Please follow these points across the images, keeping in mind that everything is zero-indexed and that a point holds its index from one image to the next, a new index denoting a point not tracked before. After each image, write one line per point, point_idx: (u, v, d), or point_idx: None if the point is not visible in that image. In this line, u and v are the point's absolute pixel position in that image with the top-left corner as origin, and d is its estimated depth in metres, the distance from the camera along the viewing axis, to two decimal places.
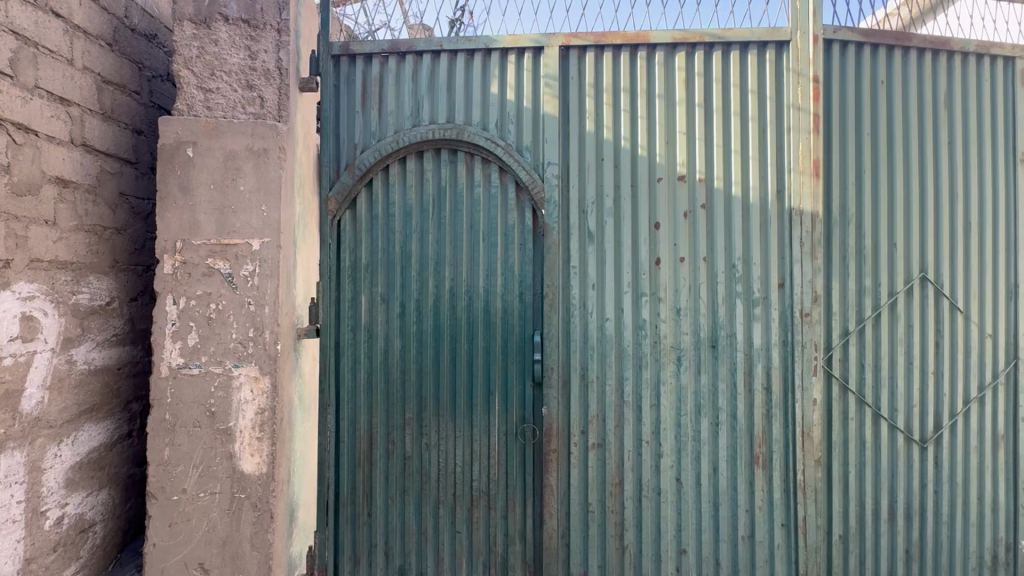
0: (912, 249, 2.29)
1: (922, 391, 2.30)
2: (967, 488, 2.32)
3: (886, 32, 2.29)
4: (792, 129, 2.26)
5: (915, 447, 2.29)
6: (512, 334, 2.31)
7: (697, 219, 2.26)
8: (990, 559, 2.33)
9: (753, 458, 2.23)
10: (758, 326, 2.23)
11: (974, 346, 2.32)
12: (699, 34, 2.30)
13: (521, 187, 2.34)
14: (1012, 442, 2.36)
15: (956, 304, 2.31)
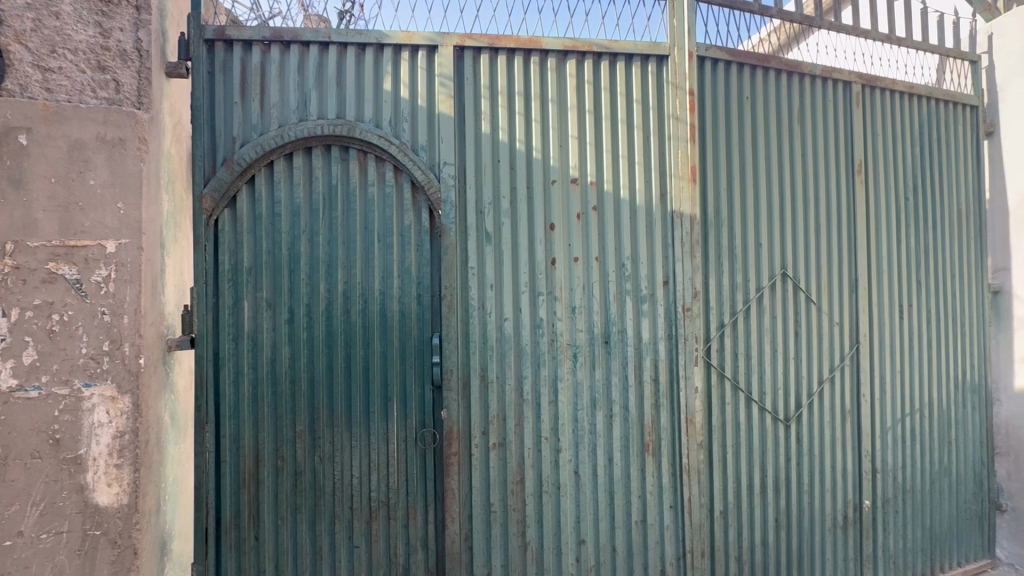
0: (774, 249, 2.56)
1: (784, 375, 2.57)
2: (822, 458, 2.63)
3: (749, 53, 2.54)
4: (672, 137, 2.42)
5: (781, 425, 2.56)
6: (410, 337, 2.25)
7: (589, 221, 2.36)
8: (842, 519, 2.66)
9: (644, 446, 2.35)
10: (646, 322, 2.37)
11: (825, 333, 2.65)
12: (587, 44, 2.40)
13: (417, 187, 2.29)
14: (856, 416, 2.71)
15: (810, 297, 2.61)
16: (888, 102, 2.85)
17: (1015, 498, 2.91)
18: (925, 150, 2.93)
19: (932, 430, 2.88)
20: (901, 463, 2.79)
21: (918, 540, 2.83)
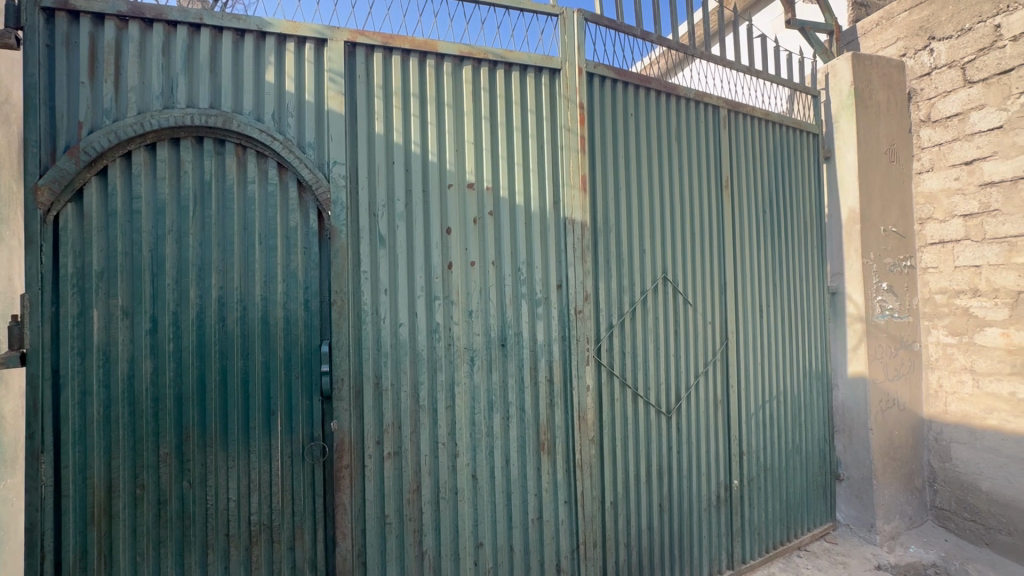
0: (656, 254, 2.78)
1: (665, 370, 2.80)
2: (698, 445, 2.90)
3: (632, 73, 2.75)
4: (564, 147, 2.54)
5: (663, 417, 2.78)
6: (296, 346, 2.11)
7: (485, 225, 2.38)
8: (715, 499, 2.95)
9: (540, 445, 2.43)
10: (541, 324, 2.44)
11: (700, 331, 2.93)
12: (483, 51, 2.43)
13: (304, 186, 2.16)
14: (726, 405, 3.03)
15: (687, 299, 2.88)
16: (748, 126, 3.23)
17: (849, 468, 3.42)
18: (779, 170, 3.36)
19: (786, 414, 3.30)
20: (762, 445, 3.17)
21: (777, 511, 3.22)
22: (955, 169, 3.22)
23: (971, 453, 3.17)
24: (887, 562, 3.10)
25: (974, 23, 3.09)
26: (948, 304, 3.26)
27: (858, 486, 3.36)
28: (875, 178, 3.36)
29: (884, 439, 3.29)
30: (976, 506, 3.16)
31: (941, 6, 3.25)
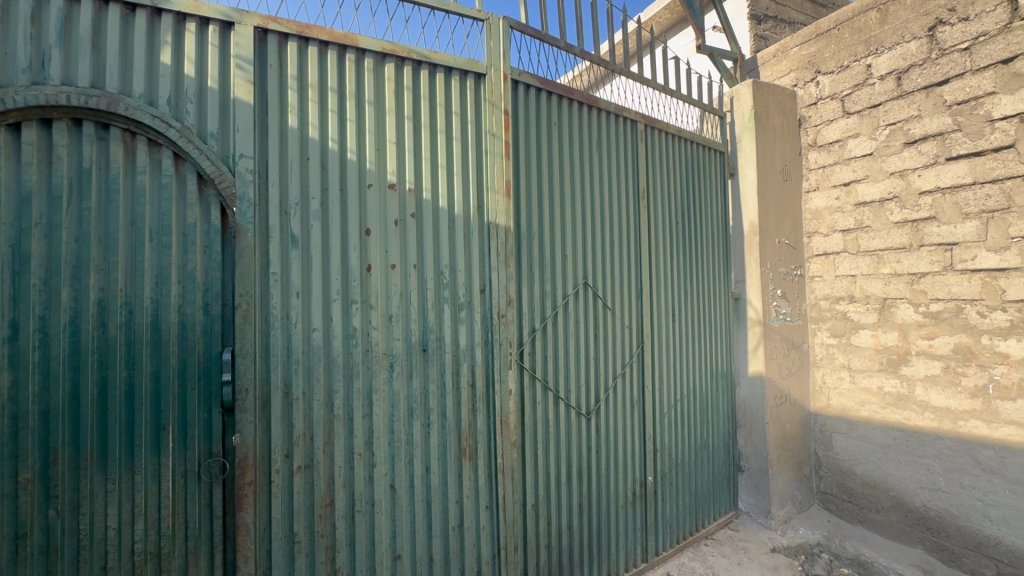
0: (577, 260, 2.87)
1: (586, 373, 2.89)
2: (616, 445, 3.02)
3: (555, 83, 2.82)
4: (488, 152, 2.54)
5: (583, 418, 2.86)
6: (193, 354, 1.93)
7: (407, 228, 2.32)
8: (632, 496, 3.08)
9: (461, 451, 2.40)
10: (464, 329, 2.42)
11: (617, 334, 3.05)
12: (406, 50, 2.38)
13: (204, 179, 1.98)
14: (641, 405, 3.18)
15: (606, 304, 2.99)
16: (663, 142, 3.44)
17: (750, 459, 3.72)
18: (690, 183, 3.60)
19: (696, 412, 3.53)
20: (674, 442, 3.36)
21: (687, 504, 3.42)
22: (836, 188, 3.62)
23: (848, 442, 3.56)
24: (780, 544, 3.39)
25: (851, 61, 3.51)
26: (830, 309, 3.65)
27: (757, 476, 3.66)
28: (771, 194, 3.70)
29: (779, 432, 3.61)
30: (852, 489, 3.55)
31: (825, 44, 3.66)
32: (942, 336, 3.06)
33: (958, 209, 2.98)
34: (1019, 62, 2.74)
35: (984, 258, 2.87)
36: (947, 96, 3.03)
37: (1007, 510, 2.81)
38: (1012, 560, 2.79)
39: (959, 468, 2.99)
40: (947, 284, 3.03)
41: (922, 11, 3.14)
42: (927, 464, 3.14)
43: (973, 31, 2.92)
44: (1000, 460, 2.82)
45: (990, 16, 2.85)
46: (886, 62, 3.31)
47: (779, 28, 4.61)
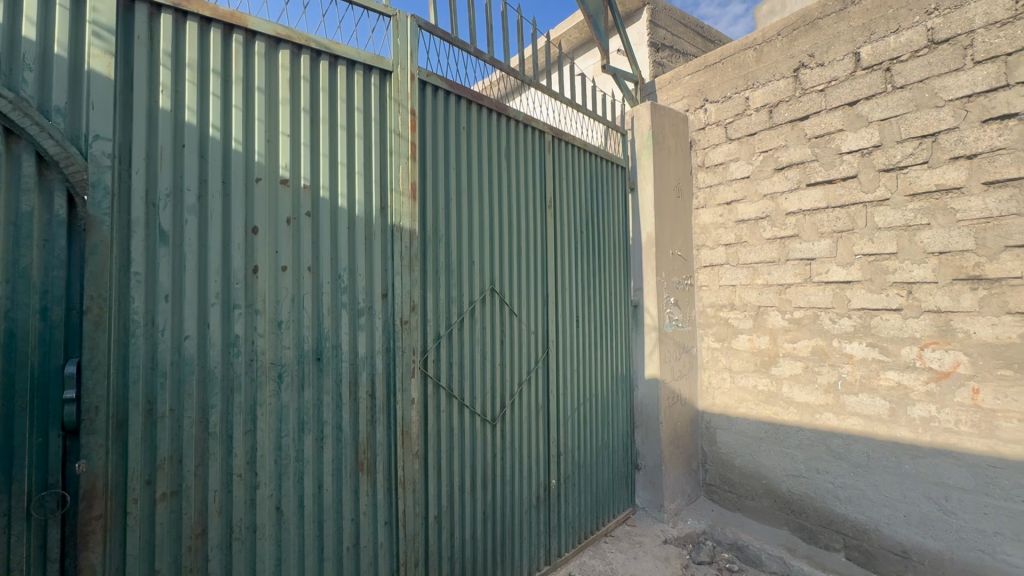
0: (485, 266, 2.86)
1: (491, 380, 2.89)
2: (521, 450, 3.05)
3: (465, 88, 2.81)
4: (394, 152, 2.45)
5: (488, 425, 2.85)
6: (24, 368, 1.61)
7: (301, 227, 2.14)
8: (535, 500, 3.12)
9: (358, 465, 2.27)
10: (363, 336, 2.30)
11: (523, 340, 3.09)
12: (304, 37, 2.20)
13: (45, 161, 1.66)
14: (546, 409, 3.25)
15: (512, 310, 3.02)
16: (570, 153, 3.56)
17: (646, 457, 3.95)
18: (594, 194, 3.76)
19: (597, 414, 3.67)
20: (576, 444, 3.46)
21: (588, 504, 3.54)
22: (720, 206, 3.98)
23: (729, 436, 3.91)
24: (671, 535, 3.65)
25: (733, 93, 3.90)
26: (715, 315, 4.01)
27: (652, 473, 3.89)
28: (666, 209, 3.98)
29: (671, 430, 3.87)
30: (731, 479, 3.90)
31: (712, 75, 4.04)
32: (803, 339, 3.47)
33: (815, 228, 3.41)
34: (861, 105, 3.22)
35: (834, 271, 3.31)
36: (808, 129, 3.47)
37: (851, 490, 3.24)
38: (855, 533, 3.23)
39: (816, 455, 3.41)
40: (807, 294, 3.45)
41: (789, 54, 3.58)
42: (791, 453, 3.53)
43: (827, 75, 3.38)
44: (847, 446, 3.26)
45: (840, 64, 3.31)
46: (761, 96, 3.72)
47: (674, 57, 5.01)
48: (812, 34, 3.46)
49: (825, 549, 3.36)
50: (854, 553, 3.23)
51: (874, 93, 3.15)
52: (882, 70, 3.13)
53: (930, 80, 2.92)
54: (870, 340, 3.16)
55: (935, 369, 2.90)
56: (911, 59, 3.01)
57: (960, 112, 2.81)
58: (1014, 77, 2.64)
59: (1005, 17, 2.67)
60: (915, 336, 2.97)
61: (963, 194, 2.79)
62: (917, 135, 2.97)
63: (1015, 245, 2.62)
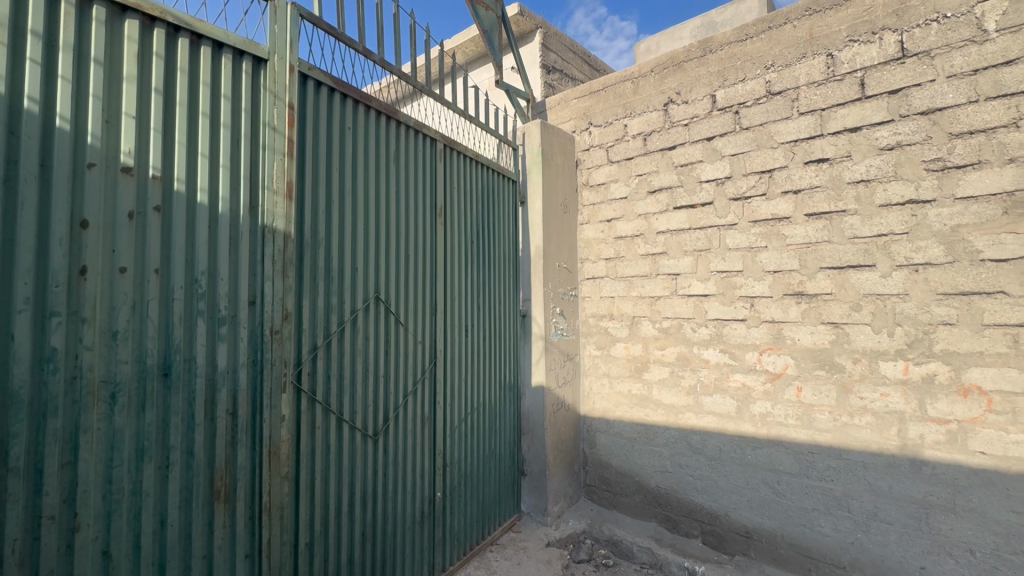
0: (369, 274, 2.74)
1: (374, 392, 2.76)
2: (405, 464, 2.96)
3: (351, 87, 2.69)
4: (266, 147, 2.24)
5: (369, 440, 2.72)
6: None
7: (148, 223, 1.85)
8: (420, 515, 3.05)
9: (214, 494, 2.01)
10: (224, 348, 2.05)
11: (410, 350, 3.01)
12: (158, 8, 1.90)
13: None
14: (432, 420, 3.19)
15: (398, 319, 2.93)
16: (461, 164, 3.57)
17: (531, 463, 4.05)
18: (484, 205, 3.80)
19: (484, 423, 3.70)
20: (462, 455, 3.45)
21: (474, 513, 3.54)
22: (602, 223, 4.27)
23: (607, 438, 4.17)
24: (554, 538, 3.79)
25: (614, 119, 4.23)
26: (596, 324, 4.27)
27: (537, 478, 4.00)
28: (553, 223, 4.17)
29: (555, 435, 4.03)
30: (608, 478, 4.15)
31: (596, 101, 4.35)
32: (670, 347, 3.83)
33: (680, 247, 3.80)
34: (716, 140, 3.67)
35: (695, 286, 3.72)
36: (675, 158, 3.87)
37: (707, 481, 3.63)
38: (710, 519, 3.61)
39: (679, 452, 3.77)
40: (673, 306, 3.83)
41: (660, 90, 3.97)
42: (659, 451, 3.87)
43: (690, 112, 3.80)
44: (704, 442, 3.65)
45: (700, 103, 3.76)
46: (637, 125, 4.08)
47: (563, 80, 5.31)
48: (679, 74, 3.87)
49: (686, 536, 3.72)
50: (709, 537, 3.61)
51: (726, 131, 3.62)
52: (733, 112, 3.60)
53: (768, 124, 3.43)
54: (722, 346, 3.58)
55: (771, 371, 3.37)
56: (754, 105, 3.51)
57: (789, 153, 3.34)
58: (827, 128, 3.20)
59: (821, 78, 3.24)
60: (756, 343, 3.43)
61: (792, 223, 3.31)
62: (759, 171, 3.46)
63: (827, 266, 3.16)
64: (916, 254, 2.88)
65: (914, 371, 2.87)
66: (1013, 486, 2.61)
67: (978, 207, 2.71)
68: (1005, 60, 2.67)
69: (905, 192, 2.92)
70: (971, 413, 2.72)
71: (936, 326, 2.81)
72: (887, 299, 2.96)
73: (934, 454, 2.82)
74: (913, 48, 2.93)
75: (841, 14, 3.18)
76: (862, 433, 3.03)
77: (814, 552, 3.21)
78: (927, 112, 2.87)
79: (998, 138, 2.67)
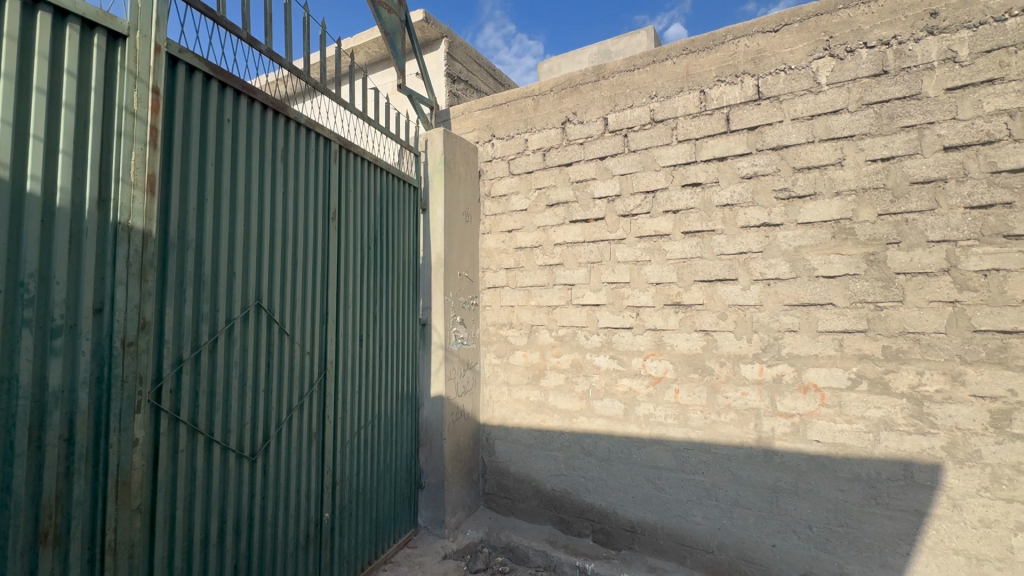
0: (250, 279, 2.52)
1: (252, 409, 2.54)
2: (287, 485, 2.75)
3: (232, 76, 2.46)
4: (123, 134, 1.96)
5: (245, 461, 2.49)
6: None
7: None
8: (304, 539, 2.85)
9: (39, 537, 1.70)
10: (58, 363, 1.75)
11: (296, 361, 2.81)
12: None
13: None
14: (320, 435, 3.01)
15: (283, 328, 2.72)
16: (358, 167, 3.43)
17: (429, 475, 3.98)
18: (383, 211, 3.69)
19: (380, 436, 3.56)
20: (354, 471, 3.28)
21: (366, 532, 3.39)
22: (503, 233, 4.36)
23: (506, 445, 4.23)
24: (451, 550, 3.75)
25: (515, 133, 4.36)
26: (496, 333, 4.33)
27: (434, 490, 3.94)
28: (455, 232, 4.17)
29: (453, 445, 3.99)
30: (506, 485, 4.20)
31: (499, 115, 4.45)
32: (565, 354, 4.00)
33: (575, 259, 3.99)
34: (608, 160, 3.93)
35: (588, 296, 3.93)
36: (571, 174, 4.08)
37: (597, 481, 3.83)
38: (600, 518, 3.81)
39: (572, 455, 3.93)
40: (568, 315, 4.00)
41: (558, 108, 4.17)
42: (554, 455, 4.00)
43: (585, 132, 4.04)
44: (595, 444, 3.85)
45: (594, 124, 4.00)
46: (537, 140, 4.24)
47: (468, 91, 5.36)
48: (575, 96, 4.10)
49: (578, 536, 3.88)
50: (599, 535, 3.81)
51: (617, 152, 3.89)
52: (622, 135, 3.88)
53: (652, 149, 3.75)
54: (612, 353, 3.82)
55: (653, 375, 3.66)
56: (640, 130, 3.81)
57: (669, 176, 3.67)
58: (700, 156, 3.57)
59: (695, 111, 3.62)
60: (641, 349, 3.71)
61: (671, 239, 3.64)
62: (644, 191, 3.76)
63: (700, 280, 3.52)
64: (768, 270, 3.30)
65: (767, 372, 3.29)
66: (840, 468, 3.08)
67: (814, 231, 3.19)
68: (833, 109, 3.18)
69: (761, 216, 3.35)
70: (809, 407, 3.17)
71: (784, 332, 3.25)
72: (746, 309, 3.36)
73: (782, 444, 3.24)
74: (767, 92, 3.38)
75: (711, 56, 3.59)
76: (727, 429, 3.40)
77: (688, 540, 3.51)
78: (777, 149, 3.33)
79: (829, 174, 3.18)
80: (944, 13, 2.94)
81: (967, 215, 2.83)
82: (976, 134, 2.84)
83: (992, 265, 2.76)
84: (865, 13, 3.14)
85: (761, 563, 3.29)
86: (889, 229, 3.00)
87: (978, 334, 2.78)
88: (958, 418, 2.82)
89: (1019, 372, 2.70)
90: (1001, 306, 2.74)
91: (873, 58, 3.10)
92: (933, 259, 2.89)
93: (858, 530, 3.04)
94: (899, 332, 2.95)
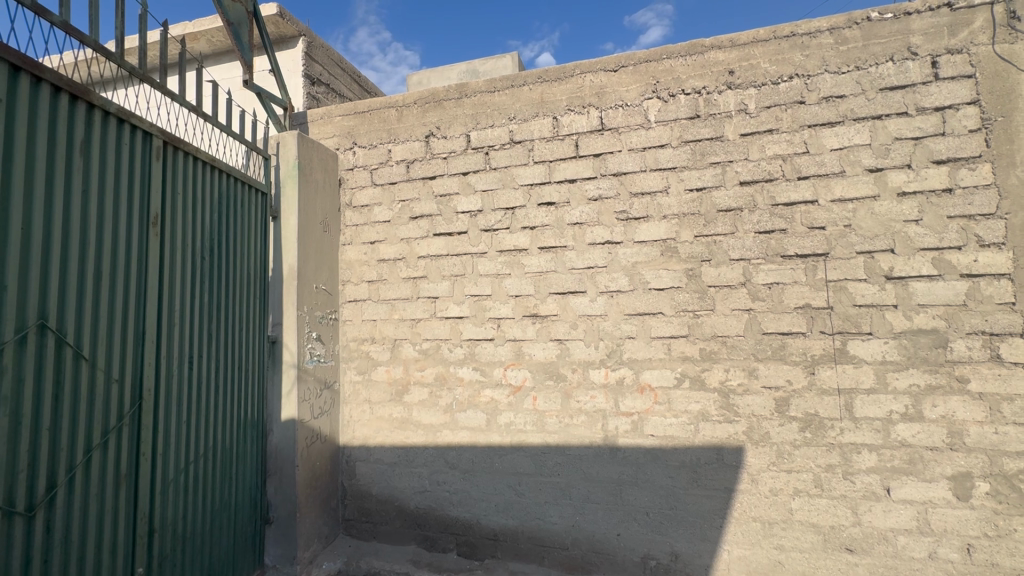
0: (31, 296, 2.08)
1: (29, 452, 2.07)
2: (82, 541, 2.29)
3: (9, 49, 2.01)
4: None
5: (17, 519, 2.02)
6: None
7: None
8: None
9: None
10: None
11: (99, 392, 2.37)
12: None
13: None
14: (132, 478, 2.57)
15: (80, 353, 2.28)
16: (190, 166, 3.04)
17: (277, 508, 3.63)
18: (221, 218, 3.30)
19: (215, 470, 3.15)
20: (179, 513, 2.85)
21: None
22: (364, 244, 4.20)
23: (367, 466, 4.04)
24: None
25: (378, 142, 4.26)
26: (357, 349, 4.13)
27: (284, 524, 3.60)
28: (310, 243, 3.90)
29: (307, 472, 3.69)
30: (368, 508, 4.01)
31: (360, 122, 4.31)
32: (428, 367, 3.97)
33: (439, 271, 4.00)
34: (470, 176, 4.03)
35: (451, 309, 3.95)
36: (434, 188, 4.09)
37: (461, 494, 3.84)
38: (464, 530, 3.82)
39: (437, 469, 3.89)
40: (432, 328, 3.99)
41: (422, 121, 4.17)
42: (418, 472, 3.92)
43: (448, 146, 4.09)
44: (458, 457, 3.86)
45: (457, 139, 4.08)
46: (400, 151, 4.19)
47: (329, 95, 5.10)
48: (438, 111, 4.14)
49: (442, 552, 3.84)
50: (463, 548, 3.81)
51: (478, 168, 4.01)
52: (484, 152, 4.02)
53: (511, 168, 3.94)
54: (475, 364, 3.88)
55: (513, 385, 3.80)
56: (500, 149, 3.98)
57: (527, 194, 3.89)
58: (553, 177, 3.84)
59: (549, 135, 3.89)
60: (502, 360, 3.83)
61: (529, 254, 3.84)
62: (504, 207, 3.92)
63: (554, 292, 3.76)
64: (611, 283, 3.66)
65: (611, 376, 3.62)
66: (669, 457, 3.50)
67: (647, 249, 3.62)
68: (659, 144, 3.66)
69: (604, 235, 3.70)
70: (645, 405, 3.55)
71: (624, 339, 3.61)
72: (594, 318, 3.68)
73: (625, 441, 3.58)
74: (609, 124, 3.77)
75: (562, 86, 3.90)
76: (578, 430, 3.66)
77: (545, 540, 3.68)
78: (617, 175, 3.72)
79: (658, 200, 3.63)
80: (738, 72, 3.58)
81: (757, 238, 3.45)
82: (762, 172, 3.48)
83: (774, 279, 3.39)
84: (683, 64, 3.68)
85: (609, 552, 3.57)
86: (703, 248, 3.53)
87: (766, 336, 3.39)
88: (753, 406, 3.39)
89: (794, 366, 3.34)
90: (780, 312, 3.37)
91: (689, 103, 3.64)
92: (734, 274, 3.46)
93: (684, 512, 3.47)
94: (711, 336, 3.47)
